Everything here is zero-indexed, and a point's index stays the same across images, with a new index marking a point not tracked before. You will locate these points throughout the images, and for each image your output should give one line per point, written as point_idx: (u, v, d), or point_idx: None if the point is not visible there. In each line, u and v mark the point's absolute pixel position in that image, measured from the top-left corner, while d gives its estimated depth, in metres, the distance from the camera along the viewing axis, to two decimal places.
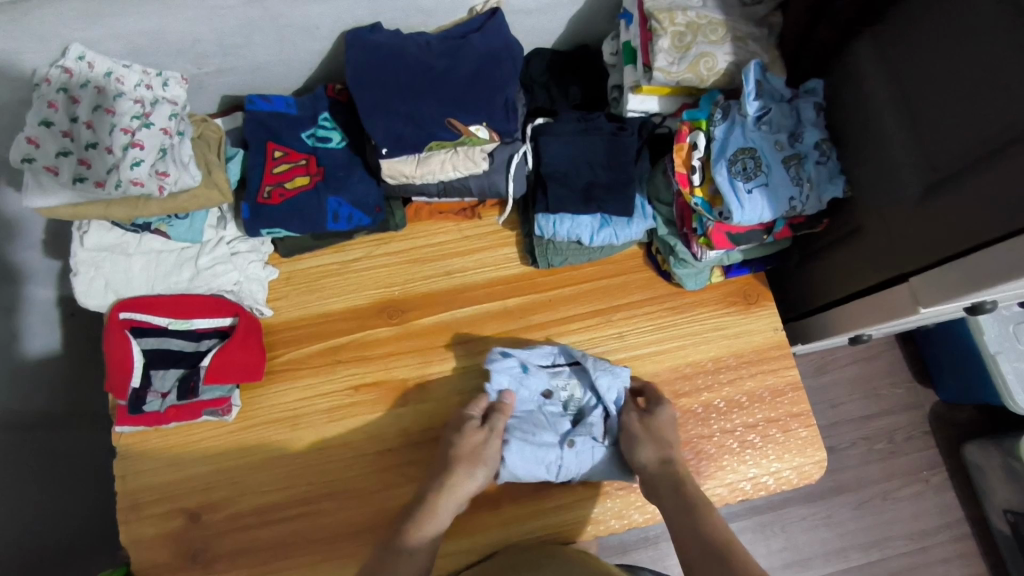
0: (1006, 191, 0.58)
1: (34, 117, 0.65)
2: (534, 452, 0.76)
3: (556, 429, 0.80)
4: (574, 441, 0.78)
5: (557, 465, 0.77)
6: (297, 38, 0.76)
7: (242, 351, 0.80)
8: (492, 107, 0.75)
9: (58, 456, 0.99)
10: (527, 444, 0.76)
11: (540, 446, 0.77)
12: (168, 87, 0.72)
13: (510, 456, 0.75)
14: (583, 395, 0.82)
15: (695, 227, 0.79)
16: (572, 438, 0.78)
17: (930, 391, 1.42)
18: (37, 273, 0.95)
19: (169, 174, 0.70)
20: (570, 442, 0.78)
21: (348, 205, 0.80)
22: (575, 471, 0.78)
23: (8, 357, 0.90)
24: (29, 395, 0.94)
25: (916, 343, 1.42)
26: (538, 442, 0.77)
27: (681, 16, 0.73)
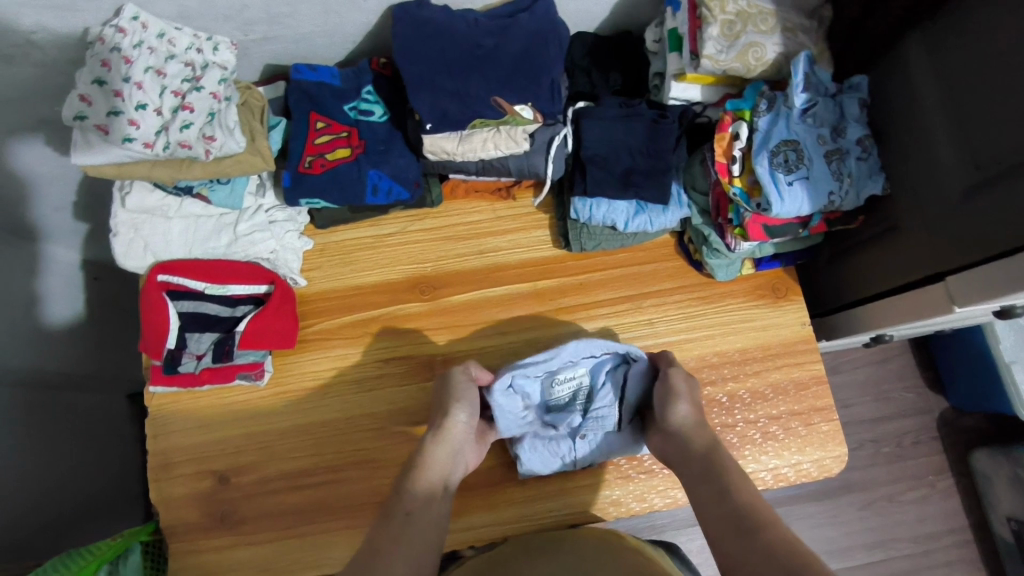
0: None
1: (88, 75, 0.66)
2: (546, 445, 0.79)
3: (569, 423, 0.80)
4: (586, 433, 0.80)
5: (571, 456, 0.80)
6: (344, 9, 0.76)
7: (277, 319, 0.80)
8: (538, 88, 0.75)
9: (78, 414, 1.00)
10: (539, 441, 0.79)
11: (550, 440, 0.80)
12: (218, 51, 0.73)
13: (524, 454, 0.79)
14: (591, 379, 0.81)
15: (731, 217, 0.79)
16: (583, 432, 0.79)
17: (941, 397, 1.42)
18: (59, 233, 0.96)
19: (216, 138, 0.71)
20: (582, 435, 0.80)
21: (387, 178, 0.80)
22: (590, 459, 0.80)
23: (33, 317, 0.91)
24: (54, 355, 0.95)
25: (930, 349, 1.42)
26: (551, 435, 0.80)
27: (732, 4, 0.73)
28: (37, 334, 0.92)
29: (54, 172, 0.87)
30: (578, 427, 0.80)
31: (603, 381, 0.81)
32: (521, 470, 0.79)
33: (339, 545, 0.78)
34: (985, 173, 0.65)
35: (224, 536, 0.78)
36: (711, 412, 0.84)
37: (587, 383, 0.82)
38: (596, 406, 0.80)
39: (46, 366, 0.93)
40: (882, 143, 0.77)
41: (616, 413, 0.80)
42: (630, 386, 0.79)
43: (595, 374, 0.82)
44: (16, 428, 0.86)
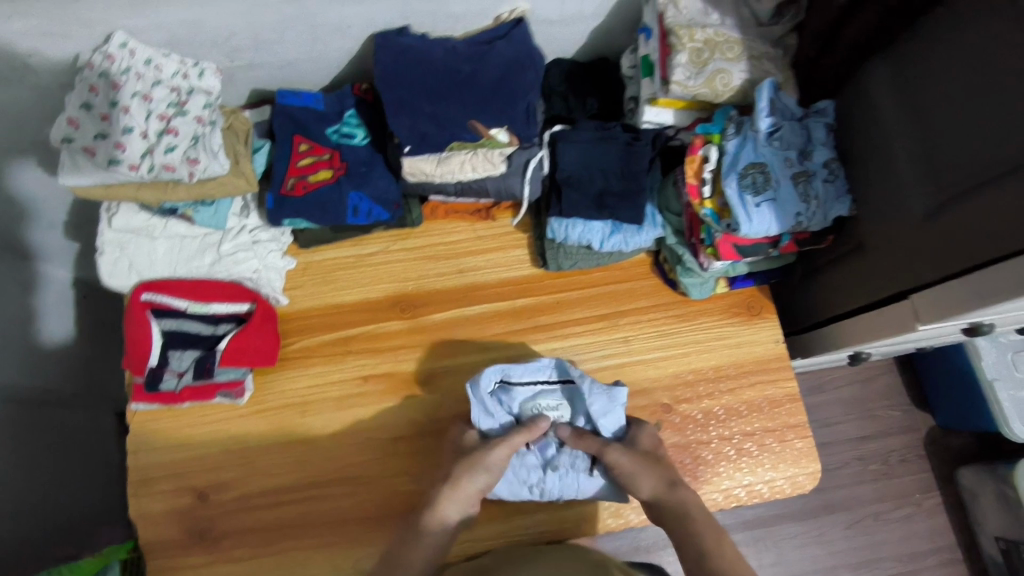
0: (1009, 214, 0.60)
1: (76, 100, 0.69)
2: (517, 472, 0.79)
3: (543, 452, 0.81)
4: (558, 465, 0.79)
5: (539, 486, 0.79)
6: (329, 37, 0.79)
7: (259, 336, 0.82)
8: (514, 112, 0.77)
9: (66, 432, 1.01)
10: (511, 467, 0.79)
11: (521, 467, 0.79)
12: (203, 77, 0.75)
13: (493, 480, 0.79)
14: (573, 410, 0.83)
15: (703, 237, 0.81)
16: (556, 463, 0.79)
17: (925, 416, 1.44)
18: (53, 254, 0.97)
19: (199, 161, 0.73)
20: (554, 467, 0.79)
21: (368, 199, 0.82)
22: (558, 494, 0.79)
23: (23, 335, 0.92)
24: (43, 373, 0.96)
25: (913, 367, 1.44)
26: (523, 462, 0.80)
27: (700, 33, 0.75)
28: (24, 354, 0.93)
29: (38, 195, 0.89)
30: (552, 458, 0.80)
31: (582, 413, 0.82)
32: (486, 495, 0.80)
33: (316, 561, 0.79)
34: (948, 195, 0.67)
35: (200, 553, 0.79)
36: (686, 429, 0.85)
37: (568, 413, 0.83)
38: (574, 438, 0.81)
39: (34, 382, 0.94)
40: (849, 166, 0.79)
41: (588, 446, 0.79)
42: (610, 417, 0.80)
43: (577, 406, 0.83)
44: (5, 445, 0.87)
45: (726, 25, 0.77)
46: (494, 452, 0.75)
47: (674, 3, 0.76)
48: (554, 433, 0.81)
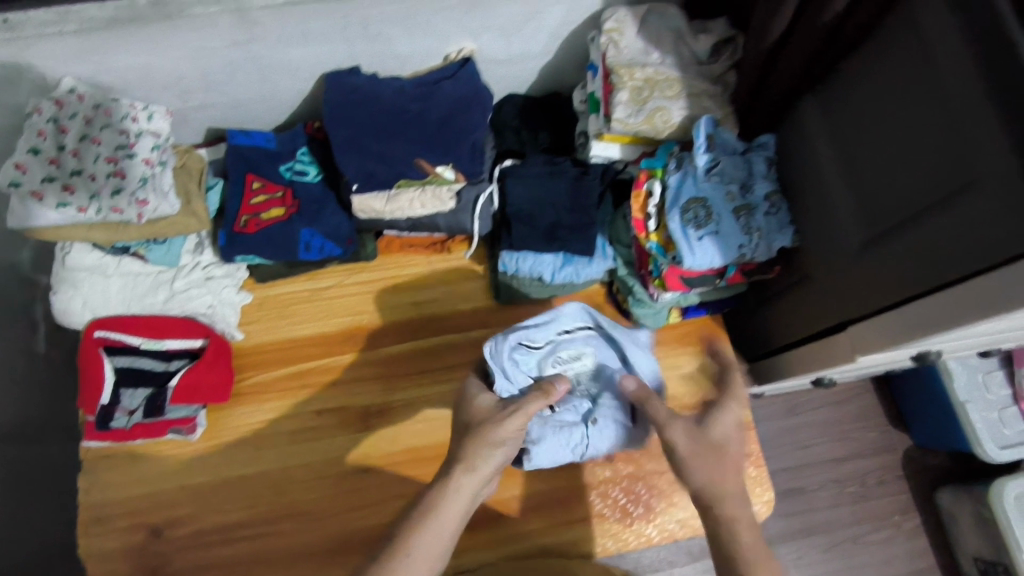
0: (930, 251, 0.61)
1: (23, 144, 0.70)
2: (560, 435, 0.81)
3: (579, 411, 0.84)
4: (598, 418, 0.84)
5: (585, 441, 0.82)
6: (280, 77, 0.81)
7: (208, 372, 0.82)
8: (458, 150, 0.79)
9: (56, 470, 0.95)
10: (551, 429, 0.81)
11: (565, 429, 0.82)
12: (152, 120, 0.77)
13: (535, 451, 0.79)
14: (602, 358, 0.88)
15: (651, 269, 0.83)
16: (595, 417, 0.84)
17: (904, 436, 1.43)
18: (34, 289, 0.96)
19: (149, 202, 0.74)
20: (593, 421, 0.83)
21: (320, 236, 0.83)
22: (600, 448, 0.84)
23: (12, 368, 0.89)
24: None
25: (890, 387, 1.44)
26: (562, 420, 0.82)
27: (639, 72, 0.78)
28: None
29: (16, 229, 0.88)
30: (588, 413, 0.84)
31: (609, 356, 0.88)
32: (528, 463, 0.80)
33: None
34: (876, 229, 0.68)
35: None
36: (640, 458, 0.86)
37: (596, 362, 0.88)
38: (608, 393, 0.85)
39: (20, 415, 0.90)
40: (792, 198, 0.81)
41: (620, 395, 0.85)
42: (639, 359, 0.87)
43: (605, 352, 0.88)
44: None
45: (666, 63, 0.79)
46: (509, 421, 0.64)
47: (614, 43, 0.79)
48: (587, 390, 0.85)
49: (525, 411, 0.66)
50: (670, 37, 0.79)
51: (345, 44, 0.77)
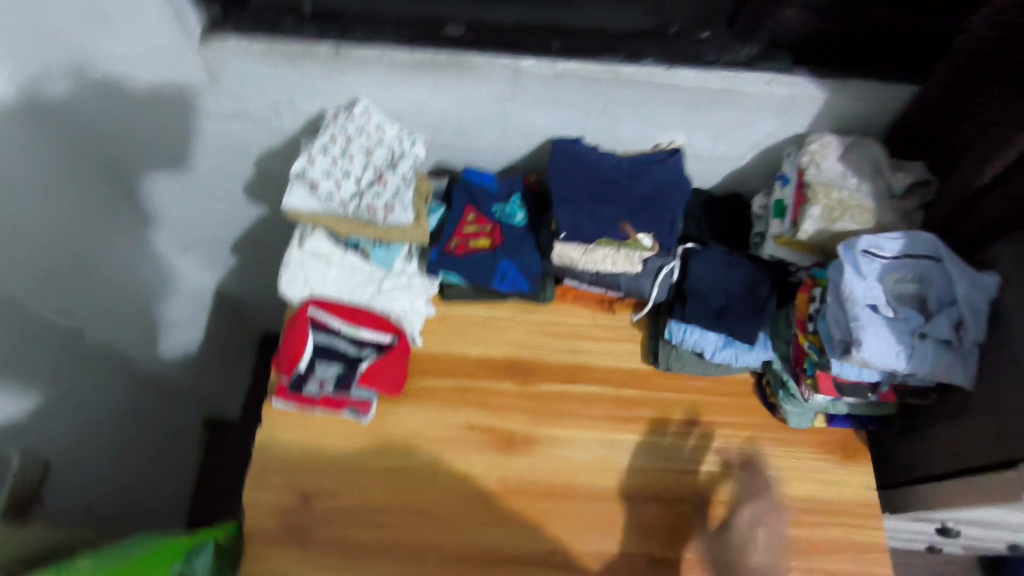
0: None
1: (319, 143, 0.86)
2: (889, 335, 0.77)
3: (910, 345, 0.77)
4: (929, 341, 0.77)
5: (909, 352, 0.77)
6: (515, 134, 0.95)
7: (392, 366, 0.93)
8: (659, 223, 0.89)
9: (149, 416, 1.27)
10: (886, 325, 0.77)
11: (893, 332, 0.77)
12: (414, 145, 0.91)
13: (864, 298, 0.78)
14: (932, 289, 0.80)
15: (806, 367, 0.87)
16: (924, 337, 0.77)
17: None
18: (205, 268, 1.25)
19: (394, 209, 0.88)
20: (922, 338, 0.77)
21: (516, 270, 0.94)
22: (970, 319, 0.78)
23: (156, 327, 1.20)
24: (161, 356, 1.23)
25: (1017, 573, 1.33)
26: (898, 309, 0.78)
27: (835, 193, 0.84)
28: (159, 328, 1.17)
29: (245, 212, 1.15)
30: (916, 344, 0.77)
31: (943, 291, 0.79)
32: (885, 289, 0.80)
33: None
34: None
35: (294, 551, 0.85)
36: None
37: (922, 293, 0.80)
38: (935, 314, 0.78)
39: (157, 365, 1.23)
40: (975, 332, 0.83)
41: (954, 340, 0.78)
42: (969, 324, 0.77)
43: (934, 286, 0.80)
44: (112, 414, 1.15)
45: (862, 191, 0.85)
46: None
47: (816, 163, 0.86)
48: (916, 323, 0.78)
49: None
50: (870, 168, 0.86)
51: (581, 118, 0.91)
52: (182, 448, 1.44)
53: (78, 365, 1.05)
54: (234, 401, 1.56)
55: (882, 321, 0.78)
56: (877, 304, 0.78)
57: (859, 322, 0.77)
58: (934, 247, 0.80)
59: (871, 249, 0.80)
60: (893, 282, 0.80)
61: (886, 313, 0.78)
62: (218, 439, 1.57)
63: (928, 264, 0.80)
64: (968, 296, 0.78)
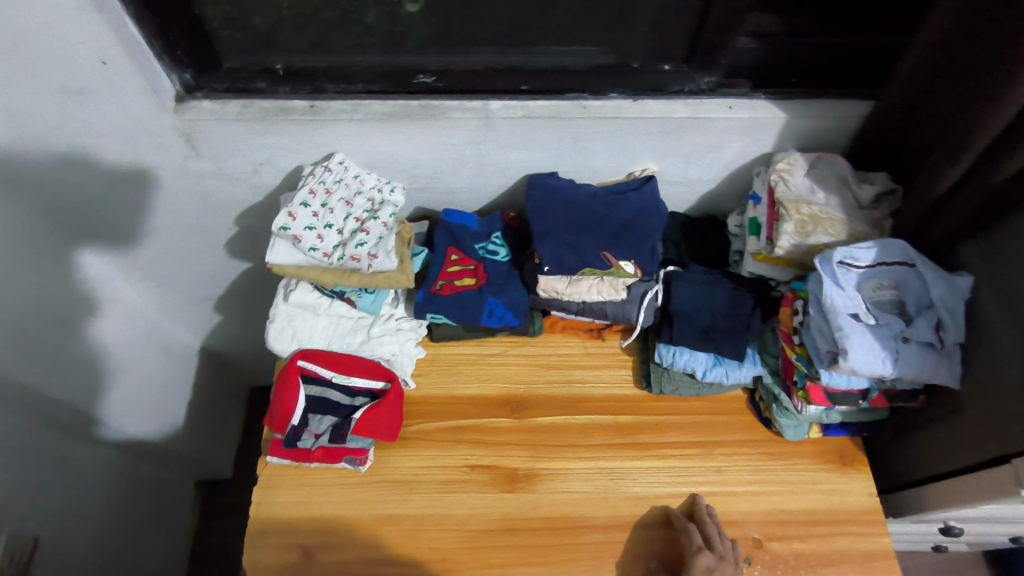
0: None
1: (298, 198, 0.87)
2: (873, 343, 0.78)
3: (894, 351, 0.79)
4: (912, 345, 0.79)
5: (893, 358, 0.78)
6: (491, 173, 0.97)
7: (387, 412, 0.92)
8: (640, 250, 0.90)
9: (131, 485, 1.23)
10: (869, 333, 0.79)
11: (877, 339, 0.79)
12: (393, 193, 0.93)
13: (844, 309, 0.79)
14: (909, 294, 0.82)
15: (796, 379, 0.89)
16: (907, 342, 0.79)
17: None
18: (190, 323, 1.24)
19: (378, 256, 0.88)
20: (905, 343, 0.79)
21: (504, 306, 0.94)
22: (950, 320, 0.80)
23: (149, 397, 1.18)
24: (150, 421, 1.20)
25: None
26: (879, 317, 0.80)
27: (806, 208, 0.87)
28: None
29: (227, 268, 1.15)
30: (899, 349, 0.79)
31: (919, 295, 0.81)
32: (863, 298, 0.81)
33: None
34: None
35: None
36: (776, 568, 0.86)
37: (900, 298, 0.82)
38: (915, 318, 0.80)
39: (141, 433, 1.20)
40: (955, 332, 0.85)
41: (935, 342, 0.79)
42: (948, 326, 0.79)
43: (911, 291, 0.82)
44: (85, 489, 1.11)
45: (831, 204, 0.88)
46: None
47: (785, 180, 0.88)
48: (897, 329, 0.80)
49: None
50: (836, 181, 0.89)
51: (554, 154, 0.93)
52: (174, 513, 1.41)
53: (47, 431, 1.02)
54: (227, 460, 1.53)
55: (864, 329, 0.79)
56: (858, 313, 0.80)
57: (843, 333, 0.78)
58: (907, 253, 0.82)
59: (847, 260, 0.82)
60: (870, 291, 0.82)
61: (868, 321, 0.80)
62: (212, 500, 1.53)
63: (903, 270, 0.82)
64: (944, 299, 0.80)
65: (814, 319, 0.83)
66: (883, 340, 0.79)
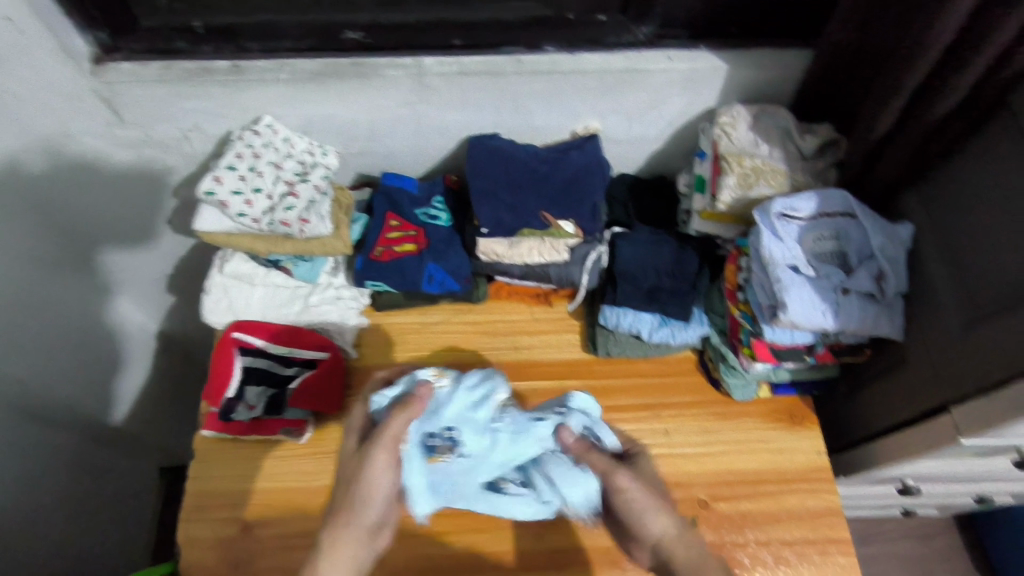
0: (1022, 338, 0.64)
1: (224, 162, 0.85)
2: (812, 295, 0.76)
3: (835, 303, 0.77)
4: (852, 296, 0.77)
5: (834, 310, 0.76)
6: (431, 136, 0.94)
7: (327, 381, 0.90)
8: (580, 209, 0.88)
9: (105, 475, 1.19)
10: (809, 285, 0.77)
11: (817, 291, 0.77)
12: (326, 156, 0.91)
13: (783, 262, 0.78)
14: (850, 245, 0.80)
15: (741, 338, 0.87)
16: (847, 292, 0.77)
17: None
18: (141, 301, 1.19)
19: (309, 221, 0.85)
20: (845, 294, 0.77)
21: (444, 272, 0.92)
22: (891, 270, 0.78)
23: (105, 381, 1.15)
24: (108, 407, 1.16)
25: (990, 527, 1.34)
26: (819, 269, 0.78)
27: (748, 160, 0.85)
28: (101, 376, 1.13)
29: (169, 245, 1.11)
30: (840, 300, 0.77)
31: (859, 246, 0.80)
32: (804, 251, 0.80)
33: None
34: (990, 307, 0.70)
35: None
36: (722, 528, 0.85)
37: (840, 251, 0.81)
38: (855, 269, 0.78)
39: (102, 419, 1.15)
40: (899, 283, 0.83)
41: (877, 292, 0.78)
42: (889, 275, 0.78)
43: (851, 242, 0.80)
44: (64, 478, 1.07)
45: (774, 156, 0.86)
46: None
47: (727, 134, 0.86)
48: (839, 280, 0.78)
49: (392, 435, 0.70)
50: (779, 134, 0.87)
51: (492, 113, 0.90)
52: None
53: (23, 424, 0.97)
54: None
55: (805, 282, 0.77)
56: (798, 265, 0.78)
57: (783, 285, 0.76)
58: (846, 203, 0.80)
59: (786, 212, 0.80)
60: (810, 242, 0.80)
61: (808, 273, 0.78)
62: None
63: (842, 221, 0.81)
64: (885, 248, 0.78)
65: (756, 275, 0.82)
66: (824, 293, 0.77)
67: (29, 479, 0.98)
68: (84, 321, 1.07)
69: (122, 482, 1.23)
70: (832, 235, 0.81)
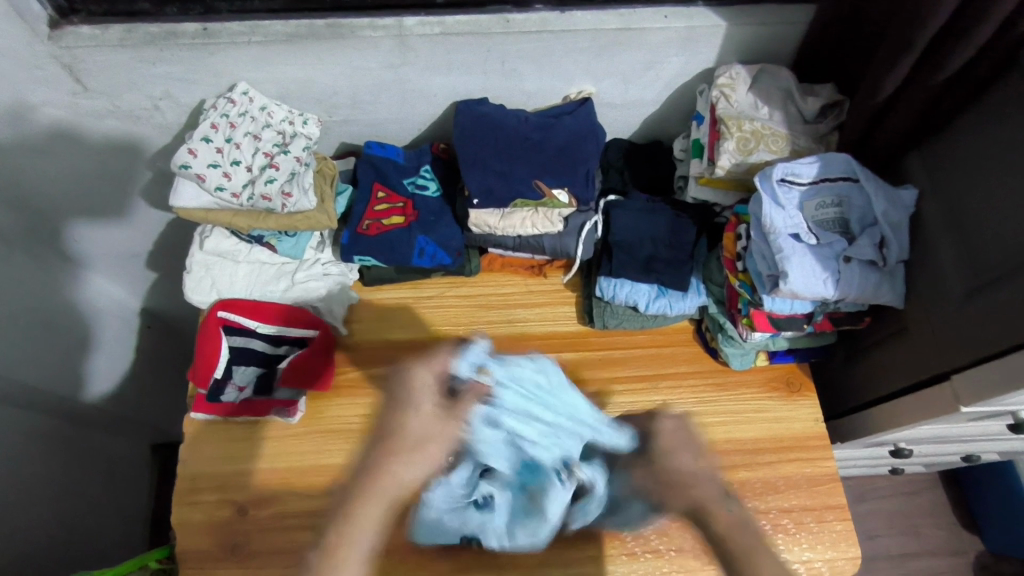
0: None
1: (198, 133, 0.80)
2: (814, 263, 0.75)
3: (837, 271, 0.75)
4: (855, 264, 0.75)
5: (836, 278, 0.75)
6: (416, 101, 0.90)
7: (317, 359, 0.89)
8: (575, 176, 0.84)
9: (92, 452, 1.17)
10: (810, 254, 0.75)
11: (818, 260, 0.75)
12: (306, 125, 0.86)
13: (785, 229, 0.75)
14: (852, 211, 0.78)
15: (740, 308, 0.85)
16: (850, 261, 0.75)
17: (991, 533, 1.35)
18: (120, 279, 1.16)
19: (292, 196, 0.81)
20: (848, 262, 0.75)
21: (435, 244, 0.89)
22: (893, 237, 0.76)
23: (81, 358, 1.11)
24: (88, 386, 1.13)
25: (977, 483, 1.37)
26: (822, 235, 0.76)
27: (748, 124, 0.82)
28: (78, 356, 1.10)
29: (146, 220, 1.07)
30: (842, 268, 0.75)
31: (862, 212, 0.77)
32: (806, 218, 0.77)
33: None
34: (994, 274, 0.68)
35: (233, 567, 0.80)
36: None
37: (842, 217, 0.78)
38: (858, 237, 0.76)
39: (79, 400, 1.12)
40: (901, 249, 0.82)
41: (878, 260, 0.76)
42: (891, 242, 0.76)
43: (853, 208, 0.78)
44: (47, 459, 1.05)
45: (774, 119, 0.84)
46: None
47: (726, 96, 0.82)
48: (840, 248, 0.76)
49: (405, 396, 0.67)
50: (780, 96, 0.84)
51: (480, 77, 0.86)
52: None
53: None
54: None
55: (806, 250, 0.75)
56: (800, 233, 0.76)
57: (784, 254, 0.74)
58: (849, 167, 0.78)
59: (788, 177, 0.78)
60: (812, 208, 0.78)
61: (809, 241, 0.76)
62: None
63: (845, 185, 0.78)
64: (887, 213, 0.76)
65: (757, 244, 0.79)
66: (825, 261, 0.75)
67: (14, 465, 0.96)
68: (50, 298, 1.03)
69: (111, 462, 1.22)
70: (835, 200, 0.78)
